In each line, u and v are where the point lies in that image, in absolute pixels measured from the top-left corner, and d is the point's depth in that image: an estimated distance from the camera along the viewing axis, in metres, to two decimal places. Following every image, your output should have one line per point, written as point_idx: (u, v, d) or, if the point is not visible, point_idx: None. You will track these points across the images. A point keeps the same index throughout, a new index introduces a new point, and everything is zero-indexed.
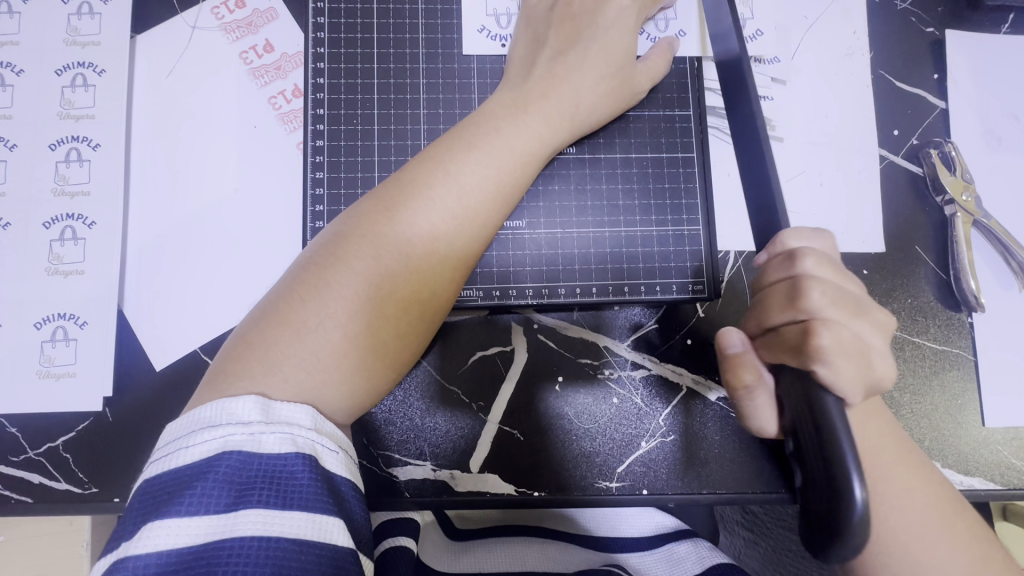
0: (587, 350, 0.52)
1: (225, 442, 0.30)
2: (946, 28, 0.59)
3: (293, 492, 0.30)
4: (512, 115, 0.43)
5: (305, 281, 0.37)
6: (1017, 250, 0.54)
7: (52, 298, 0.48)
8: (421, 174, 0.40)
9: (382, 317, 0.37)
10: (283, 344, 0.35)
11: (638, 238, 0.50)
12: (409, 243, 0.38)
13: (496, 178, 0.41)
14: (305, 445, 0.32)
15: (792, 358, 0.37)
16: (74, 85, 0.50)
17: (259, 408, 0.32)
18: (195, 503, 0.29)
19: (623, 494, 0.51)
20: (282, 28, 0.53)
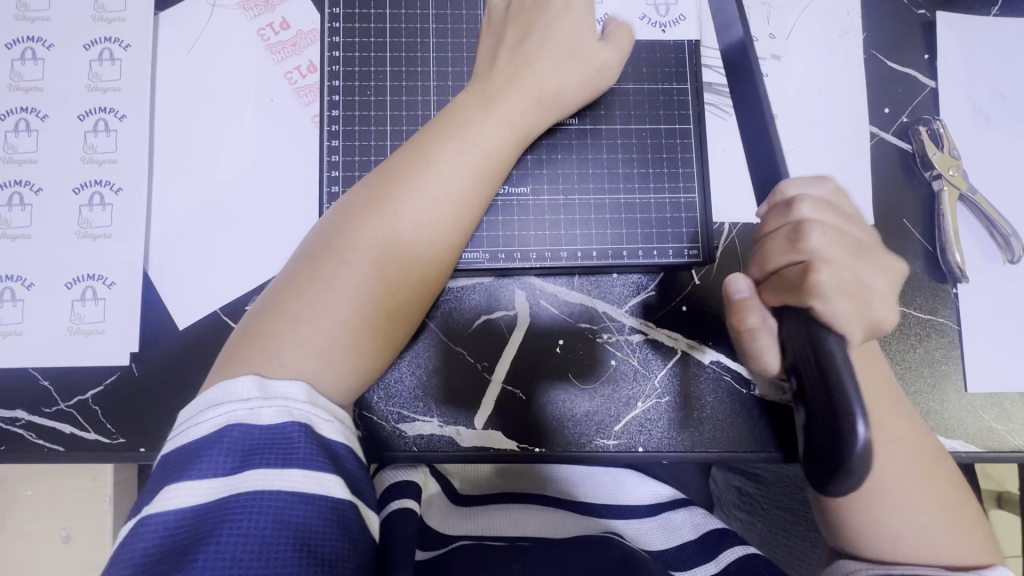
0: (586, 315, 0.55)
1: (227, 416, 0.33)
2: (937, 9, 0.61)
3: (292, 453, 0.32)
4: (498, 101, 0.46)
5: (314, 263, 0.40)
6: (1001, 223, 0.57)
7: (82, 259, 0.51)
8: (415, 156, 0.43)
9: (374, 305, 0.40)
10: (289, 327, 0.38)
11: (637, 205, 0.52)
12: (397, 232, 0.41)
13: (475, 168, 0.43)
14: (300, 415, 0.34)
15: (793, 299, 0.38)
16: (101, 59, 0.53)
17: (256, 385, 0.34)
18: (204, 468, 0.32)
19: (619, 451, 0.53)
20: (297, 5, 0.56)
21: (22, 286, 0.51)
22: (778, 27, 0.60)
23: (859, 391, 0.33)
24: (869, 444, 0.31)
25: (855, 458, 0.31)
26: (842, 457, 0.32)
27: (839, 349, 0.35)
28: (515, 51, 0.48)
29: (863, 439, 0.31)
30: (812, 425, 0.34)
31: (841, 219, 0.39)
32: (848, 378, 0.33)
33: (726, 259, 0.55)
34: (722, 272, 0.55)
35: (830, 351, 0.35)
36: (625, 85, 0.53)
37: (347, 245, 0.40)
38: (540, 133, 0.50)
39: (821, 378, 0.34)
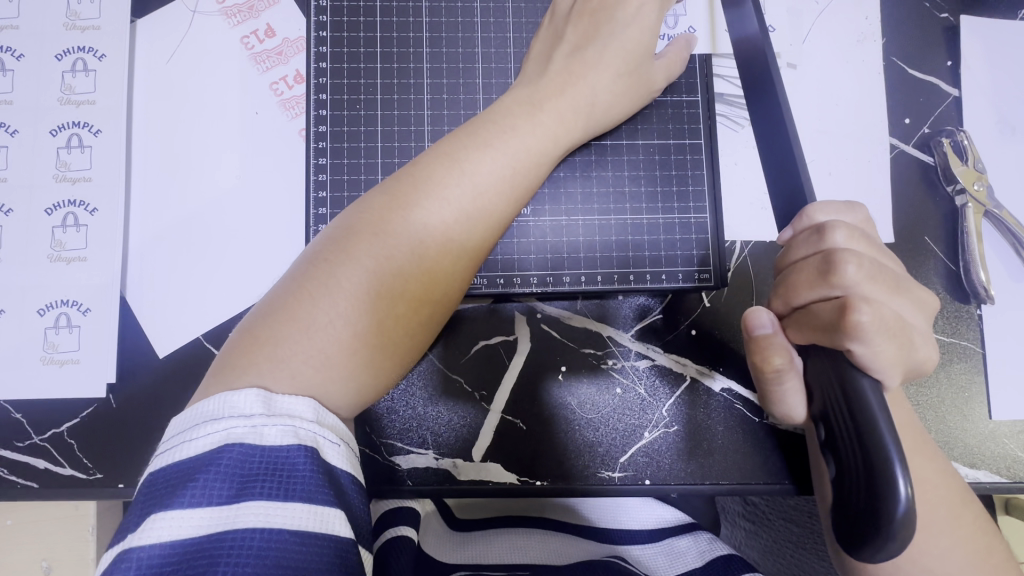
0: (590, 341, 0.52)
1: (227, 434, 0.30)
2: (961, 13, 0.58)
3: (295, 482, 0.29)
4: (531, 109, 0.43)
5: (321, 267, 0.36)
6: None
7: (56, 283, 0.48)
8: (439, 161, 0.40)
9: (393, 317, 0.36)
10: (292, 341, 0.34)
11: (644, 226, 0.49)
12: (422, 241, 0.37)
13: (511, 177, 0.41)
14: (307, 438, 0.31)
15: (825, 339, 0.34)
16: (74, 70, 0.50)
17: (261, 400, 0.31)
18: (198, 495, 0.28)
19: (625, 484, 0.51)
20: (283, 12, 0.53)
21: None
22: (793, 33, 0.56)
23: (898, 444, 0.29)
24: (912, 508, 0.28)
25: (894, 525, 0.28)
26: (881, 520, 0.29)
27: (873, 392, 0.32)
28: (551, 64, 0.45)
29: (907, 502, 0.28)
30: (847, 481, 0.31)
31: (875, 250, 0.36)
32: (886, 428, 0.30)
33: (737, 282, 0.52)
34: (733, 296, 0.52)
35: (863, 395, 0.32)
36: (660, 98, 0.50)
37: (359, 249, 0.37)
38: (575, 148, 0.46)
39: (856, 431, 0.31)
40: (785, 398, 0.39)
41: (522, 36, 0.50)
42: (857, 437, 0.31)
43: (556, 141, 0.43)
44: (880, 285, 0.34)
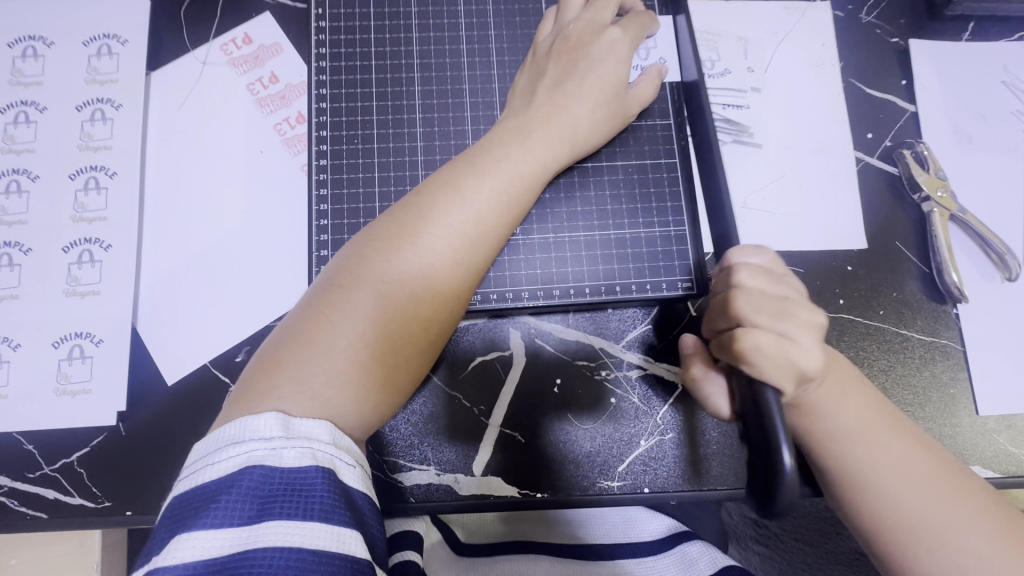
0: (583, 352, 0.54)
1: (248, 456, 0.32)
2: (909, 38, 0.63)
3: (312, 504, 0.31)
4: (522, 140, 0.46)
5: (336, 291, 0.39)
6: (994, 242, 0.56)
7: (70, 317, 0.50)
8: (439, 189, 0.43)
9: (406, 336, 0.39)
10: (309, 361, 0.36)
11: (627, 239, 0.52)
12: (430, 265, 0.40)
13: (508, 202, 0.44)
14: (323, 459, 0.33)
15: (729, 361, 0.41)
16: (93, 120, 0.54)
17: (280, 424, 0.33)
18: (220, 515, 0.30)
19: (625, 493, 0.51)
20: (286, 61, 0.58)
21: (8, 347, 0.50)
22: (757, 61, 0.61)
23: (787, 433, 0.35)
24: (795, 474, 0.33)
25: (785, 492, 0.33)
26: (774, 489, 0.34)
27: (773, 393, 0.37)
28: (532, 97, 0.49)
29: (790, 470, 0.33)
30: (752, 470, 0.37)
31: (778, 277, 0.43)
32: (776, 414, 0.36)
33: None
34: None
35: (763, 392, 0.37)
36: (636, 122, 0.54)
37: (371, 273, 0.39)
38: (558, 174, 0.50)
39: (756, 420, 0.36)
40: (712, 408, 0.45)
41: (505, 73, 0.54)
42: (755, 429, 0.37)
43: (544, 169, 0.47)
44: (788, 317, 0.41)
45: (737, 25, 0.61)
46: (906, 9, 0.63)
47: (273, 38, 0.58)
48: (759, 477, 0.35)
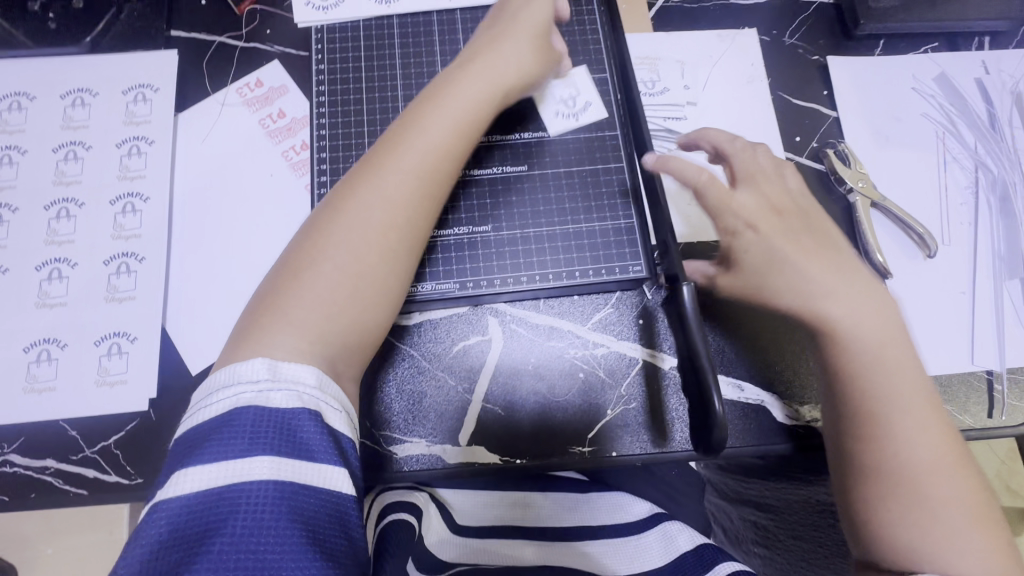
0: (552, 334, 0.61)
1: (239, 398, 0.41)
2: (828, 55, 0.72)
3: (296, 437, 0.40)
4: (446, 108, 0.53)
5: (307, 249, 0.48)
6: (913, 224, 0.64)
7: (109, 320, 0.59)
8: (377, 159, 0.51)
9: (368, 258, 0.48)
10: (293, 294, 0.47)
11: (585, 232, 0.60)
12: (382, 200, 0.49)
13: (449, 139, 0.52)
14: (309, 402, 0.42)
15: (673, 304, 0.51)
16: (130, 154, 0.64)
17: (265, 368, 0.42)
18: (220, 450, 0.38)
19: (594, 456, 0.58)
20: (292, 99, 0.68)
21: (56, 346, 0.58)
22: (694, 80, 0.70)
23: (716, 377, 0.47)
24: (723, 415, 0.46)
25: (720, 431, 0.46)
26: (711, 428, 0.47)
27: (704, 345, 0.48)
28: (454, 70, 0.56)
29: (721, 412, 0.46)
30: (695, 405, 0.50)
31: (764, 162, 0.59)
32: (709, 364, 0.47)
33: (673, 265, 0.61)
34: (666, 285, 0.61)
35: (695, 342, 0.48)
36: (589, 134, 0.63)
37: (330, 235, 0.48)
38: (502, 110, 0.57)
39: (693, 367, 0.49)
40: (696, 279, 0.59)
41: None
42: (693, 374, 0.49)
43: (469, 133, 0.53)
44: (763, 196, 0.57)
45: (676, 50, 0.71)
46: (824, 31, 0.73)
47: (280, 81, 0.68)
48: (699, 414, 0.49)
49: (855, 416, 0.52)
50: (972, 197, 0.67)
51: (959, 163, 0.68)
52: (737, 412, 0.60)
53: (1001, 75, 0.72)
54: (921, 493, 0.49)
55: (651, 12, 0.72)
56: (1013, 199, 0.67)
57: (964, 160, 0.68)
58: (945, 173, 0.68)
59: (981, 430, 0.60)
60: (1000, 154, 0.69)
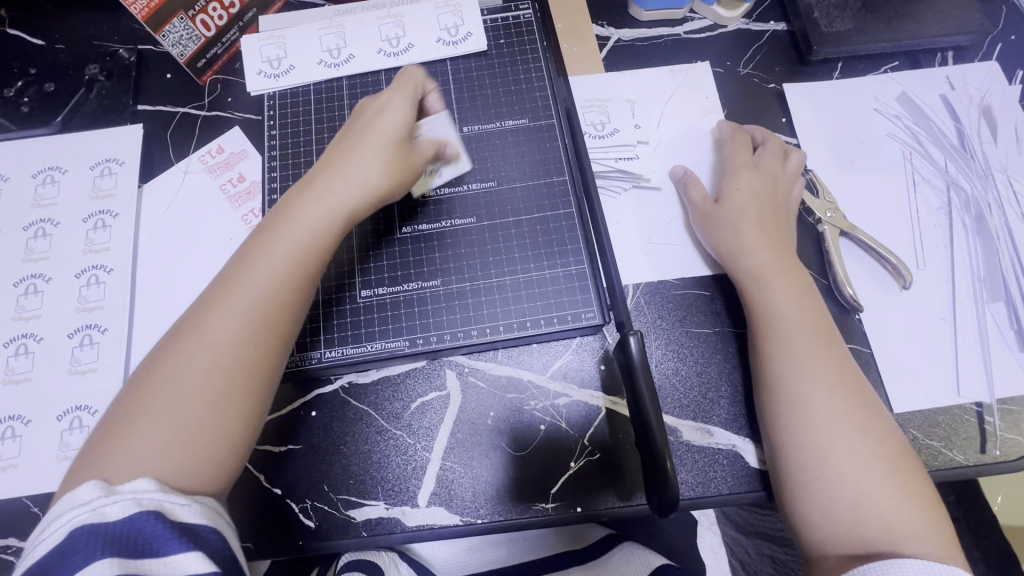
0: (513, 386, 0.59)
1: (72, 522, 0.39)
2: (785, 82, 0.71)
3: (147, 542, 0.38)
4: (298, 210, 0.52)
5: (149, 382, 0.45)
6: (886, 254, 0.61)
7: (72, 393, 0.60)
8: (228, 290, 0.49)
9: (209, 404, 0.45)
10: (128, 440, 0.43)
11: (535, 281, 0.61)
12: (224, 339, 0.47)
13: (285, 272, 0.50)
14: (151, 504, 0.40)
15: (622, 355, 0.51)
16: (95, 228, 0.66)
17: (99, 490, 0.40)
18: (66, 574, 0.37)
19: (559, 513, 0.56)
20: (251, 162, 0.69)
21: (20, 423, 0.59)
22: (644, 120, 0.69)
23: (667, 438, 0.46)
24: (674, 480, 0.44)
25: (673, 496, 0.44)
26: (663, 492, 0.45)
27: (653, 406, 0.47)
28: (327, 162, 0.56)
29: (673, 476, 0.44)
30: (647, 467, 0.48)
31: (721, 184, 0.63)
32: (658, 426, 0.46)
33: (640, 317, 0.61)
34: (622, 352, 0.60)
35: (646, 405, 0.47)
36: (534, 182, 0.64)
37: (201, 329, 0.47)
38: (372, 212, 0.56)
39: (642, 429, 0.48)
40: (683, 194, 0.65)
41: None
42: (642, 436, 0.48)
43: (312, 256, 0.51)
44: (705, 220, 0.62)
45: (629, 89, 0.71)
46: (779, 58, 0.72)
47: (240, 145, 0.70)
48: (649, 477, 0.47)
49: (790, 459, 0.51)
50: (946, 218, 0.64)
51: (929, 184, 0.66)
52: (707, 459, 0.57)
53: (967, 90, 0.70)
54: (851, 527, 0.48)
55: (602, 52, 0.72)
56: (989, 218, 0.64)
57: (934, 180, 0.66)
58: (915, 196, 0.65)
59: (975, 467, 0.56)
60: (971, 172, 0.66)
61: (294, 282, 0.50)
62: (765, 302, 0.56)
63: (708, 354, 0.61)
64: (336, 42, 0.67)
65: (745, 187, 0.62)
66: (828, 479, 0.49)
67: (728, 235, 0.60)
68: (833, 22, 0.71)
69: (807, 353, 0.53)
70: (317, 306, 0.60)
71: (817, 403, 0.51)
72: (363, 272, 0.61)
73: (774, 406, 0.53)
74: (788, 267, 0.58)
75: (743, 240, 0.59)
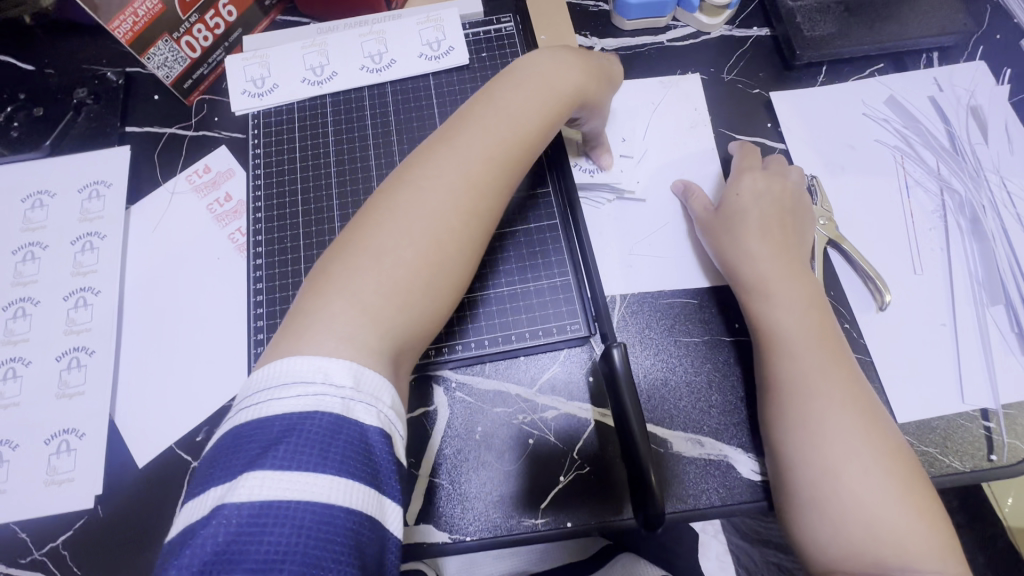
0: (500, 400, 0.59)
1: (320, 401, 0.38)
2: (770, 88, 0.71)
3: (376, 461, 0.38)
4: (507, 99, 0.55)
5: (321, 280, 0.46)
6: (871, 274, 0.60)
7: (59, 416, 0.60)
8: (428, 180, 0.50)
9: (382, 298, 0.45)
10: (317, 319, 0.43)
11: (518, 293, 0.61)
12: (445, 224, 0.48)
13: (461, 180, 0.50)
14: (386, 422, 0.40)
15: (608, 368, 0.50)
16: (83, 250, 0.66)
17: (349, 376, 0.40)
18: (285, 458, 0.36)
19: (549, 528, 0.55)
20: (237, 181, 0.70)
21: (7, 448, 0.58)
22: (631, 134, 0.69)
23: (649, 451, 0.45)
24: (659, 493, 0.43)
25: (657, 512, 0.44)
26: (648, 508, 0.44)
27: (636, 419, 0.47)
28: (503, 75, 0.58)
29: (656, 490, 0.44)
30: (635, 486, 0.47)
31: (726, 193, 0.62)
32: (641, 439, 0.46)
33: (631, 328, 0.61)
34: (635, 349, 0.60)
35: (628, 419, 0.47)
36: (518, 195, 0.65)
37: (417, 197, 0.48)
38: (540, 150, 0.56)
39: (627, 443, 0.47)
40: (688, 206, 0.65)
41: None
42: (628, 451, 0.47)
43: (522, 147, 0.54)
44: (710, 228, 0.61)
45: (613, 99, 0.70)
46: (762, 64, 0.72)
47: (227, 164, 0.70)
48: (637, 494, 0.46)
49: (792, 468, 0.50)
50: (940, 220, 0.64)
51: (922, 186, 0.65)
52: (698, 469, 0.56)
53: (955, 90, 0.69)
54: (863, 540, 0.46)
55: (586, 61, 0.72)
56: (984, 220, 0.64)
57: (927, 182, 0.65)
58: (908, 199, 0.64)
59: (975, 474, 0.55)
60: (964, 173, 0.66)
61: (508, 157, 0.53)
62: (768, 314, 0.55)
63: (697, 362, 0.60)
64: (318, 60, 0.68)
65: (749, 190, 0.61)
66: (834, 487, 0.48)
67: (731, 245, 0.59)
68: (816, 26, 0.71)
69: (811, 363, 0.52)
70: None
71: (821, 414, 0.50)
72: None
73: (776, 415, 0.52)
74: (794, 273, 0.57)
75: (747, 248, 0.58)
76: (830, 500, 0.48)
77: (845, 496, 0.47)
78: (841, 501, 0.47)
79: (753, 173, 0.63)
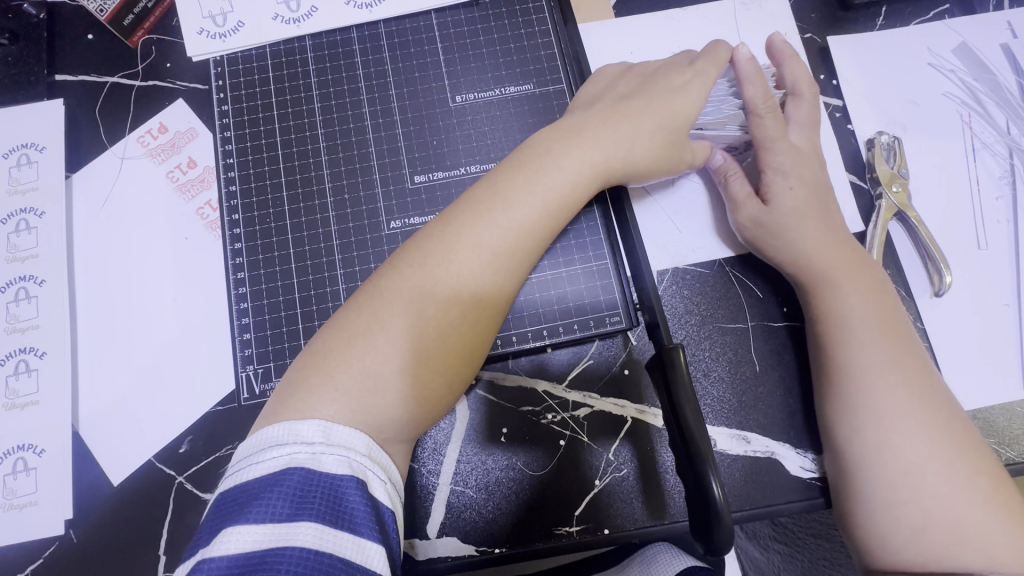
0: (527, 398, 0.53)
1: (290, 458, 0.35)
2: (826, 32, 0.61)
3: (350, 509, 0.34)
4: (598, 132, 0.49)
5: (337, 336, 0.42)
6: (935, 253, 0.54)
7: (11, 431, 0.51)
8: (465, 230, 0.44)
9: (418, 367, 0.41)
10: (348, 370, 0.40)
11: (549, 281, 0.53)
12: (478, 291, 0.43)
13: (514, 238, 0.44)
14: (358, 469, 0.36)
15: (660, 352, 0.44)
16: (18, 230, 0.55)
17: (321, 430, 0.37)
18: (262, 512, 0.33)
19: (585, 537, 0.50)
20: (201, 143, 0.58)
21: None
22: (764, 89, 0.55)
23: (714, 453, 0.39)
24: (722, 499, 0.38)
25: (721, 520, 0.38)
26: (713, 517, 0.38)
27: (693, 413, 0.41)
28: (624, 102, 0.51)
29: (719, 496, 0.38)
30: (692, 496, 0.40)
31: (764, 169, 0.53)
32: (702, 438, 0.40)
33: (673, 311, 0.55)
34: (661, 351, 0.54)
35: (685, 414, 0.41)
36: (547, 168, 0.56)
37: (460, 257, 0.43)
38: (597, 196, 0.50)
39: (683, 440, 0.41)
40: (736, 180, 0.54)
41: (411, 133, 0.55)
42: (685, 449, 0.41)
43: (570, 201, 0.47)
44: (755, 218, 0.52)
45: (649, 42, 0.60)
46: (817, 3, 0.62)
47: (187, 123, 0.58)
48: (697, 501, 0.40)
49: (870, 475, 0.45)
50: (1009, 189, 0.58)
51: (990, 150, 0.59)
52: (745, 468, 0.52)
53: None
54: (956, 548, 0.42)
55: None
56: None
57: (995, 145, 0.59)
58: (975, 163, 0.58)
59: None
60: None
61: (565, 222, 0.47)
62: (842, 295, 0.49)
63: (742, 352, 0.54)
64: None
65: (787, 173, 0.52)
66: (918, 495, 0.43)
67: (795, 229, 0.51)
68: None
69: (879, 347, 0.47)
70: (296, 319, 0.51)
71: (885, 396, 0.46)
72: (346, 275, 0.52)
73: (831, 393, 0.48)
74: (861, 267, 0.50)
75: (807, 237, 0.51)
76: (912, 505, 0.43)
77: (937, 501, 0.43)
78: (930, 509, 0.43)
79: (792, 142, 0.53)
